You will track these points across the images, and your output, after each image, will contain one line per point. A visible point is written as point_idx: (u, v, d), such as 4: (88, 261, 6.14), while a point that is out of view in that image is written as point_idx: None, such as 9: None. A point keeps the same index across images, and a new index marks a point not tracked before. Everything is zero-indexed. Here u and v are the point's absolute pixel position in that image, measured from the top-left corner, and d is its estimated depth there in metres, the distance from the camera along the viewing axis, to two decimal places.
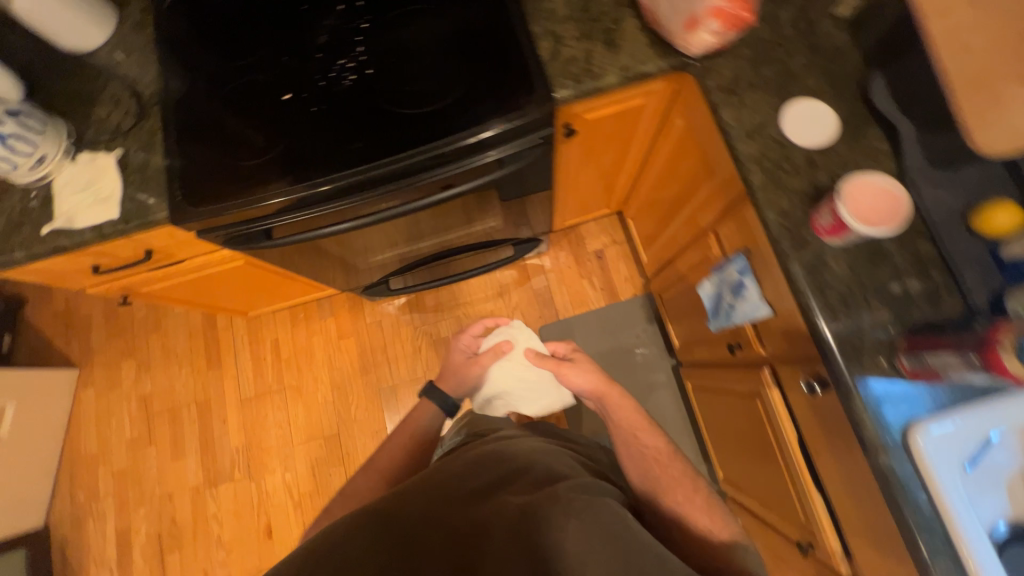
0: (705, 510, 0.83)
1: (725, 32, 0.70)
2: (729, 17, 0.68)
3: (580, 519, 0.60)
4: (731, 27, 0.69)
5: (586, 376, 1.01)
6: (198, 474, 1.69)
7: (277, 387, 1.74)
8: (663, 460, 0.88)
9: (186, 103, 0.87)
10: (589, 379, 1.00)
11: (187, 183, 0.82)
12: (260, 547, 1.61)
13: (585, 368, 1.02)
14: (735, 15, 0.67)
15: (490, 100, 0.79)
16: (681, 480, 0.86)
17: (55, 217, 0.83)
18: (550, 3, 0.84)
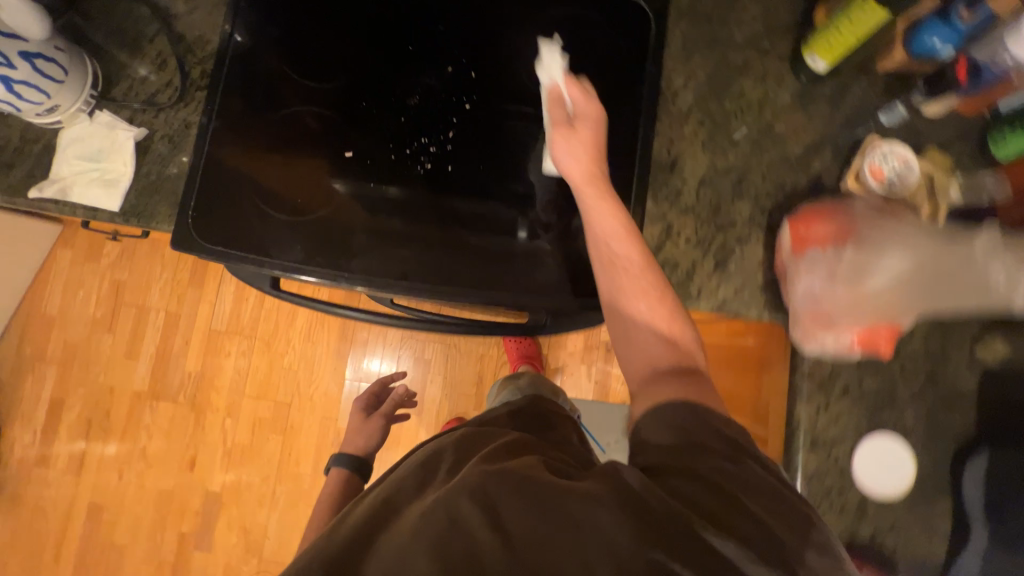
0: (677, 336, 0.57)
1: (851, 347, 0.62)
2: (866, 338, 0.62)
3: (488, 500, 0.42)
4: (861, 346, 0.62)
5: (576, 155, 0.63)
6: (145, 380, 1.67)
7: (248, 332, 1.67)
8: (633, 274, 0.59)
9: (234, 105, 0.72)
10: (579, 161, 0.63)
11: (207, 208, 0.70)
12: (179, 475, 1.62)
13: (583, 143, 0.63)
14: (874, 341, 0.61)
15: (574, 279, 0.71)
16: (647, 284, 0.59)
17: (50, 179, 0.71)
18: (679, 182, 0.70)
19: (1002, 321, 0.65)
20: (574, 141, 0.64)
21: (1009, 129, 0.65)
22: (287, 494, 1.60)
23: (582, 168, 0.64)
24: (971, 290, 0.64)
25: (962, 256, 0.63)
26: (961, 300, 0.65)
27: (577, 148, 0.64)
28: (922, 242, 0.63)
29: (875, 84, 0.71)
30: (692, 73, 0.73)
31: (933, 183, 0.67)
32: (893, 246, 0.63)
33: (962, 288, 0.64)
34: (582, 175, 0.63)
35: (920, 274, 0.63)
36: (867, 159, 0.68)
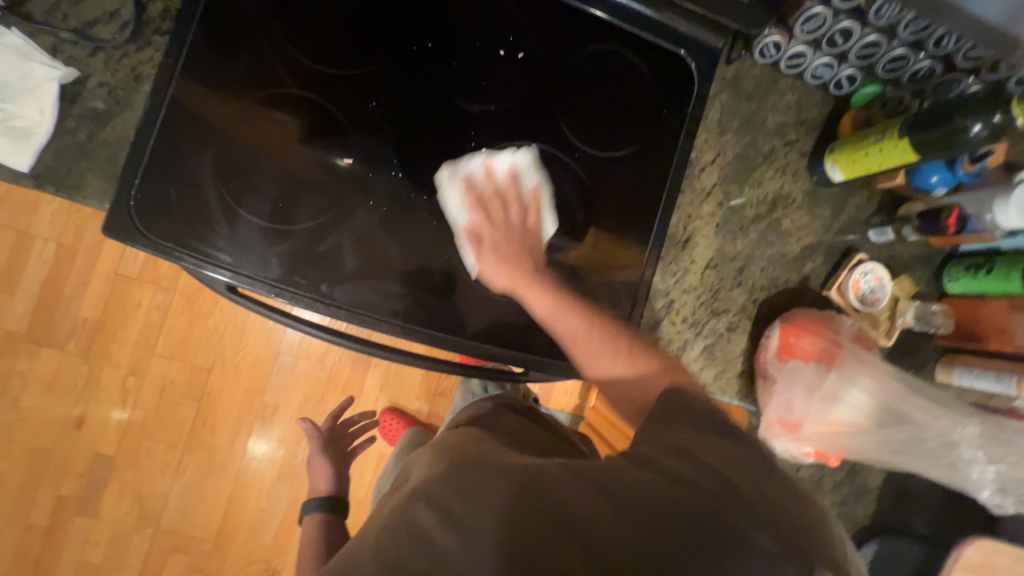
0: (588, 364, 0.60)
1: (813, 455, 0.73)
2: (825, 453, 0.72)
3: (438, 500, 0.46)
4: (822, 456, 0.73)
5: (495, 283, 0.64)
6: (22, 319, 1.33)
7: (165, 284, 1.39)
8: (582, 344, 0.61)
9: (215, 68, 0.60)
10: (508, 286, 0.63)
11: (157, 192, 0.58)
12: (61, 434, 1.37)
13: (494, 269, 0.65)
14: (829, 455, 0.72)
15: (559, 342, 0.69)
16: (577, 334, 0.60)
17: None
18: (687, 261, 0.72)
19: (943, 429, 0.71)
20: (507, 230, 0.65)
21: (964, 273, 0.72)
22: (197, 465, 1.43)
23: (515, 278, 0.63)
24: (941, 459, 0.72)
25: (937, 431, 0.71)
26: (913, 406, 0.71)
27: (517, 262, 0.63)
28: (902, 403, 0.71)
29: (874, 200, 0.75)
30: (722, 151, 0.73)
31: (896, 306, 0.75)
32: (870, 395, 0.71)
33: (931, 454, 0.72)
34: (531, 292, 0.62)
35: (894, 431, 0.72)
36: (851, 274, 0.73)
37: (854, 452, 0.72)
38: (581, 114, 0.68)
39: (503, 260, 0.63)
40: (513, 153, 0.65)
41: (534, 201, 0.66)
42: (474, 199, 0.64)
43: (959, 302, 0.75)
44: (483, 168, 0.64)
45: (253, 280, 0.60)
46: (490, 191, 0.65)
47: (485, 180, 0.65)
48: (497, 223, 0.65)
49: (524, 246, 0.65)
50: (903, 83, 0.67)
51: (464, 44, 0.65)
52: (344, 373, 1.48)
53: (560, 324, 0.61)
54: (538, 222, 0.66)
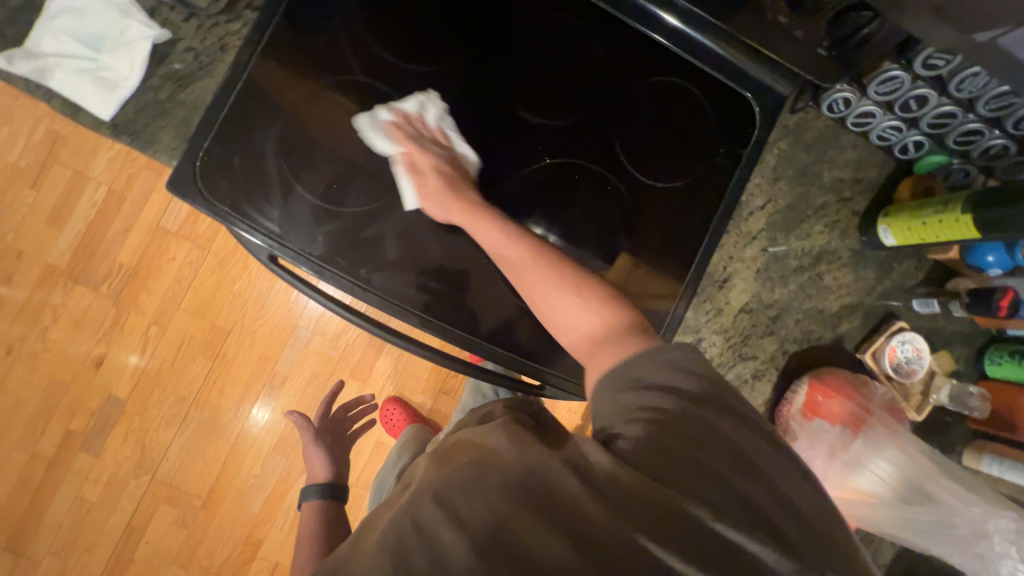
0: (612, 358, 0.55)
1: None
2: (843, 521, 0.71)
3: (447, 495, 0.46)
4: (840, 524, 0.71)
5: (445, 206, 0.61)
6: (64, 255, 1.39)
7: (201, 243, 1.44)
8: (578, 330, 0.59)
9: (296, 48, 0.62)
10: (444, 205, 0.61)
11: (223, 157, 0.60)
12: (80, 371, 1.42)
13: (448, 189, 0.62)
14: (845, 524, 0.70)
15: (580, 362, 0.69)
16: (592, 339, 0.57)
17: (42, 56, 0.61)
18: (722, 300, 0.71)
19: (975, 518, 0.67)
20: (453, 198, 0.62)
21: (1008, 357, 0.70)
22: (200, 422, 1.46)
23: (445, 202, 0.61)
24: (971, 549, 0.68)
25: (966, 518, 0.68)
26: (941, 487, 0.68)
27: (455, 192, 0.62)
28: (930, 483, 0.68)
29: (921, 268, 0.73)
30: (773, 197, 0.72)
31: (932, 381, 0.73)
32: (895, 471, 0.68)
33: (959, 541, 0.68)
34: (479, 227, 0.61)
35: (920, 510, 0.68)
36: (887, 341, 0.71)
37: (873, 526, 0.70)
38: (638, 141, 0.68)
39: (429, 183, 0.62)
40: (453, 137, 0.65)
41: (442, 136, 0.64)
42: (414, 145, 0.62)
43: (997, 387, 0.72)
44: (397, 111, 0.62)
45: (297, 254, 0.62)
46: (416, 126, 0.63)
47: (413, 123, 0.63)
48: (434, 168, 0.62)
49: (441, 168, 0.63)
50: (974, 156, 0.66)
51: (534, 59, 0.66)
52: (356, 355, 1.50)
53: (526, 279, 0.60)
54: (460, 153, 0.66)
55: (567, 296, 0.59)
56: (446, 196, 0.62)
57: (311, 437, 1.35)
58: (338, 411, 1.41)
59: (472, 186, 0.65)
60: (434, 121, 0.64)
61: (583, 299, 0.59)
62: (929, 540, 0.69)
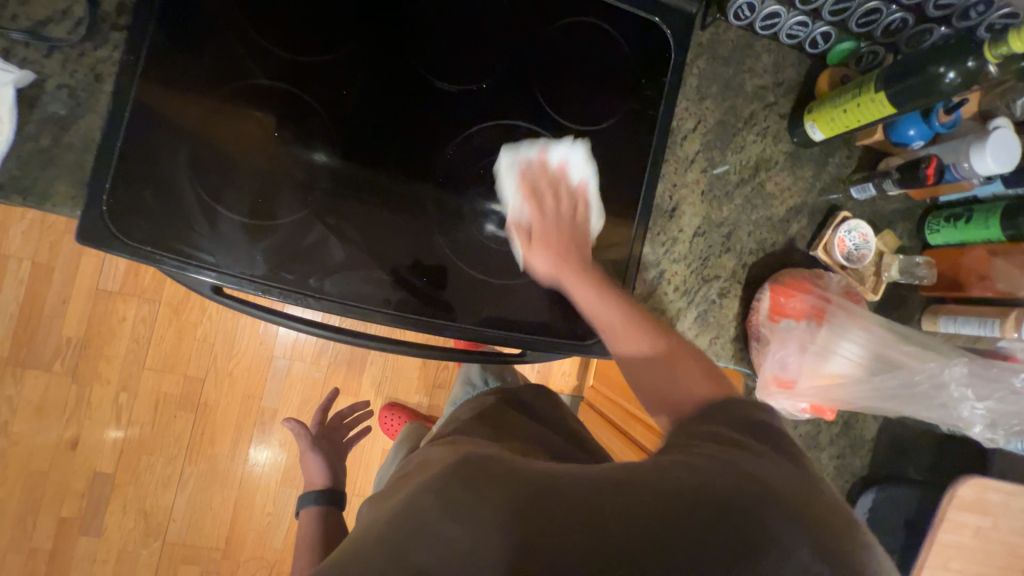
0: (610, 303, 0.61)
1: (811, 412, 0.72)
2: (820, 408, 0.72)
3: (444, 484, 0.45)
4: (818, 413, 0.72)
5: (552, 265, 0.64)
6: (4, 342, 1.30)
7: (149, 296, 1.36)
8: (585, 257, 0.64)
9: (180, 64, 0.58)
10: (551, 271, 0.64)
11: (132, 195, 0.56)
12: (56, 456, 1.35)
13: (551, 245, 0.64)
14: (823, 409, 0.71)
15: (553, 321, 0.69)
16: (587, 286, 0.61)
17: None
18: (676, 229, 0.72)
19: (931, 371, 0.72)
20: (561, 259, 0.63)
21: (944, 224, 0.74)
22: (198, 476, 1.42)
23: (565, 269, 0.63)
24: (936, 401, 0.72)
25: (925, 373, 0.72)
26: (897, 350, 0.72)
27: (566, 242, 0.64)
28: (889, 350, 0.72)
29: (853, 157, 0.76)
30: (702, 118, 0.72)
31: (882, 261, 0.76)
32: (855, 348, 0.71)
33: (927, 400, 0.72)
34: (574, 279, 0.62)
35: (887, 378, 0.72)
36: (835, 233, 0.74)
37: (850, 404, 0.72)
38: (559, 88, 0.67)
39: (546, 245, 0.64)
40: (569, 146, 0.66)
41: (582, 194, 0.66)
42: (541, 182, 0.66)
43: (939, 253, 0.77)
44: (538, 153, 0.66)
45: (239, 278, 0.59)
46: (540, 184, 0.66)
47: (538, 167, 0.66)
48: (560, 230, 0.64)
49: (571, 237, 0.65)
50: (878, 36, 0.68)
51: (436, 24, 0.63)
52: (341, 372, 1.47)
53: (604, 320, 0.60)
54: (587, 217, 0.66)
55: (609, 295, 0.61)
56: (559, 241, 0.64)
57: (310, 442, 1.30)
58: (334, 419, 1.36)
59: (592, 262, 0.65)
60: (559, 160, 0.66)
61: (640, 330, 0.59)
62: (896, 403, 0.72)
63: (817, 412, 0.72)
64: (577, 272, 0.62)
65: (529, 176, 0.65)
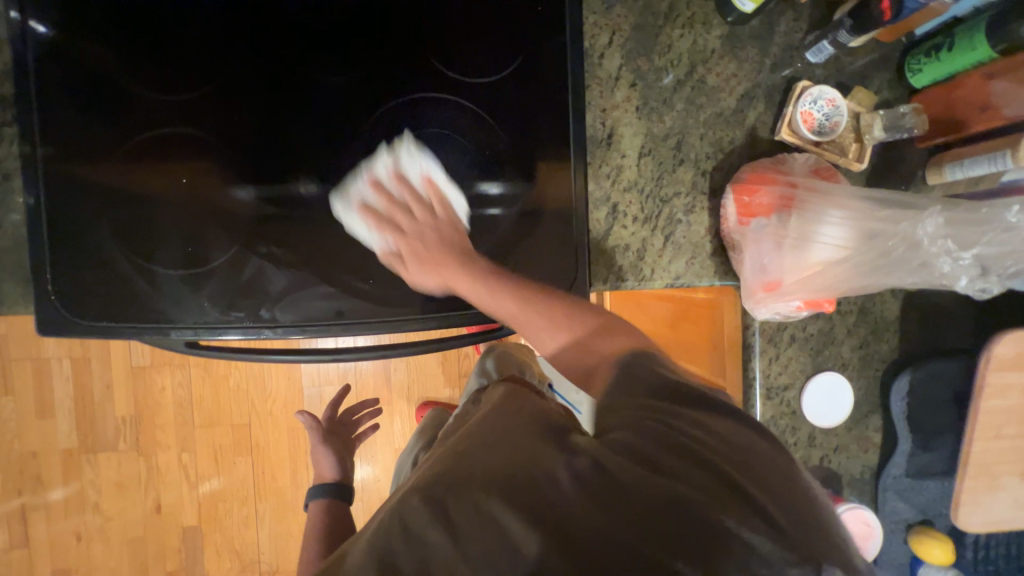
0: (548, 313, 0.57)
1: (805, 309, 0.67)
2: (813, 302, 0.66)
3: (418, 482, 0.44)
4: (813, 307, 0.66)
5: (430, 271, 0.61)
6: (72, 435, 1.43)
7: (178, 362, 1.44)
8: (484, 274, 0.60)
9: (78, 141, 0.58)
10: (435, 275, 0.62)
11: (75, 279, 0.58)
12: (147, 521, 1.48)
13: (425, 257, 0.62)
14: (817, 303, 0.65)
15: None
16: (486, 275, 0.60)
17: None
18: (619, 156, 0.67)
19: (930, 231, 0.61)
20: (427, 265, 0.61)
21: (926, 59, 0.65)
22: (272, 510, 1.52)
23: (453, 278, 0.60)
24: (940, 261, 0.62)
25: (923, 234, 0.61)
26: (883, 217, 0.62)
27: (440, 256, 0.61)
28: (876, 219, 0.63)
29: (801, 18, 0.67)
30: (618, 27, 0.66)
31: (862, 122, 0.67)
32: (840, 229, 0.63)
33: (932, 261, 0.62)
34: (458, 277, 0.60)
35: (879, 250, 0.62)
36: (799, 107, 0.66)
37: (844, 288, 0.64)
38: (453, 44, 0.62)
39: (425, 262, 0.62)
40: (418, 155, 0.64)
41: (429, 186, 0.64)
42: (398, 213, 0.64)
43: (930, 94, 0.67)
44: (390, 172, 0.64)
45: (195, 330, 0.60)
46: (392, 203, 0.64)
47: (385, 202, 0.64)
48: (424, 237, 0.63)
49: (443, 233, 0.64)
50: None
51: (306, 18, 0.60)
52: (369, 386, 1.50)
53: (502, 312, 0.58)
54: (444, 202, 0.65)
55: (475, 264, 0.61)
56: (430, 262, 0.61)
57: (322, 437, 1.34)
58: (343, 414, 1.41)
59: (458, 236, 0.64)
60: (419, 175, 0.64)
61: (552, 319, 0.56)
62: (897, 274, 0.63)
63: (813, 306, 0.66)
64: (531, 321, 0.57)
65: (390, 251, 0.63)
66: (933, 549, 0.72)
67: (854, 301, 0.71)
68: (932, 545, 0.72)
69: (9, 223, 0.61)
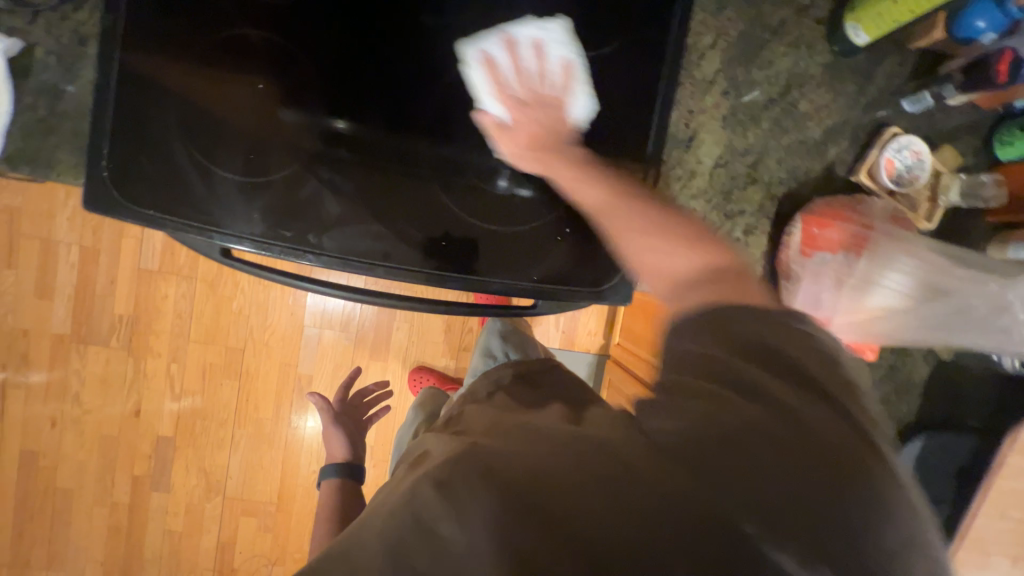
0: (656, 227, 0.51)
1: (847, 350, 0.66)
2: (859, 345, 0.66)
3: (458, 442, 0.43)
4: (855, 351, 0.67)
5: (532, 158, 0.59)
6: (66, 321, 1.42)
7: (186, 273, 1.43)
8: (616, 206, 0.53)
9: (158, 19, 0.56)
10: (537, 163, 0.58)
11: (129, 159, 0.57)
12: (123, 422, 1.48)
13: (530, 118, 0.59)
14: (865, 347, 0.66)
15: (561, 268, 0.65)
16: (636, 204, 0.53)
17: None
18: (693, 161, 0.66)
19: (983, 297, 0.65)
20: (533, 144, 0.58)
21: (1017, 133, 0.64)
22: (248, 439, 1.52)
23: (539, 149, 0.58)
24: (982, 326, 0.66)
25: (978, 297, 0.65)
26: (949, 274, 0.64)
27: (548, 145, 0.58)
28: (941, 275, 0.65)
29: (906, 63, 0.65)
30: (723, 31, 0.64)
31: (939, 182, 0.67)
32: (908, 277, 0.64)
33: (976, 324, 0.66)
34: (577, 178, 0.55)
35: (934, 304, 0.65)
36: (883, 153, 0.65)
37: (893, 336, 0.66)
38: (556, 10, 0.60)
39: (528, 134, 0.59)
40: (542, 24, 0.57)
41: (566, 77, 0.59)
42: (529, 87, 0.59)
43: (1012, 169, 0.66)
44: (503, 43, 0.57)
45: (240, 240, 0.59)
46: (518, 71, 0.58)
47: (512, 59, 0.58)
48: (530, 106, 0.59)
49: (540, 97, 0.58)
50: None
51: None
52: (369, 339, 1.50)
53: (587, 199, 0.55)
54: (563, 96, 0.59)
55: (602, 181, 0.55)
56: (540, 157, 0.58)
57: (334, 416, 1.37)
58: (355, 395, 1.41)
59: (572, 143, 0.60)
60: (561, 57, 0.58)
61: (664, 234, 0.51)
62: (942, 333, 0.66)
63: (859, 350, 0.66)
64: (628, 218, 0.52)
65: (516, 137, 0.59)
66: None
67: (885, 357, 0.71)
68: None
69: (71, 89, 0.59)
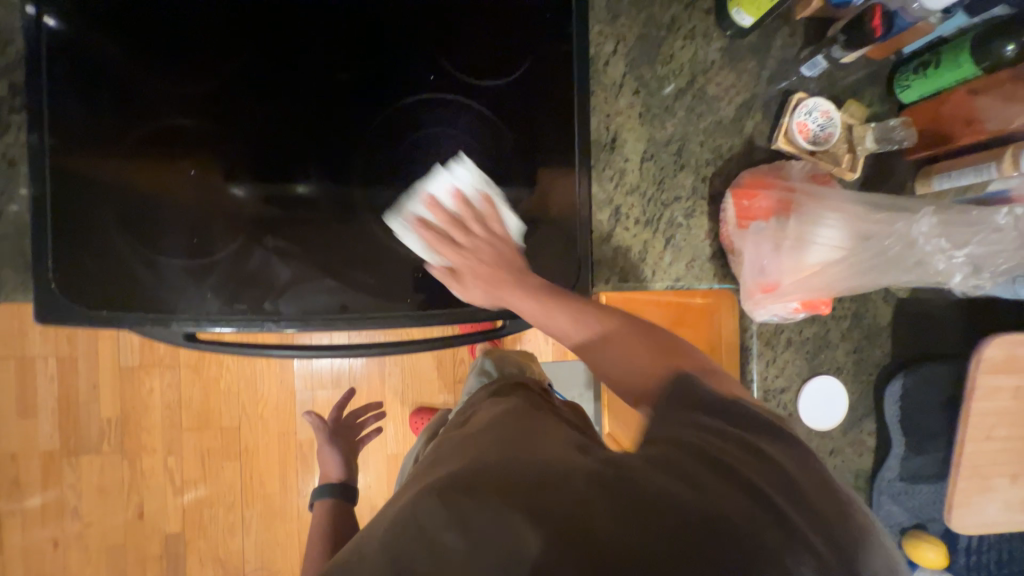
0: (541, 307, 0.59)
1: (803, 310, 0.69)
2: (811, 303, 0.68)
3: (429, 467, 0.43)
4: (810, 309, 0.68)
5: (479, 286, 0.62)
6: (53, 436, 1.39)
7: (168, 362, 1.42)
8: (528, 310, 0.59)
9: (84, 129, 0.58)
10: (483, 289, 0.62)
11: (77, 266, 0.58)
12: (128, 527, 1.44)
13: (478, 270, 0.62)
14: (815, 304, 0.67)
15: None
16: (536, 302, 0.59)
17: None
18: (621, 160, 0.69)
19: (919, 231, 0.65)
20: (489, 270, 0.62)
21: (914, 76, 0.68)
22: (259, 517, 1.48)
23: (492, 289, 0.61)
24: (920, 261, 0.67)
25: (910, 233, 0.65)
26: (878, 217, 0.66)
27: (493, 274, 0.62)
28: (870, 220, 0.66)
29: (795, 33, 0.70)
30: (621, 37, 0.68)
31: (853, 133, 0.70)
32: (839, 230, 0.66)
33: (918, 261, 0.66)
34: (514, 297, 0.60)
35: (872, 249, 0.66)
36: (794, 118, 0.69)
37: (841, 288, 0.67)
38: (461, 48, 0.64)
39: (479, 279, 0.62)
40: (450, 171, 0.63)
41: (487, 206, 0.64)
42: (453, 229, 0.64)
43: (918, 108, 0.70)
44: (433, 199, 0.64)
45: (199, 322, 0.60)
46: (457, 219, 0.64)
47: (432, 217, 0.64)
48: (474, 252, 0.63)
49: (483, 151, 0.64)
50: None
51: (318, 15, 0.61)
52: (363, 390, 1.49)
53: (525, 309, 0.59)
54: (500, 225, 0.65)
55: (527, 280, 0.61)
56: (490, 281, 0.61)
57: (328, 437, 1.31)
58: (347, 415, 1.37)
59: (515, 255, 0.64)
60: (477, 194, 0.64)
61: (543, 305, 0.58)
62: (890, 274, 0.67)
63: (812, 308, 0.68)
64: (511, 289, 0.60)
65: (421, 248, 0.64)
66: (927, 553, 0.75)
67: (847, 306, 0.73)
68: (925, 548, 0.75)
69: (10, 211, 0.61)
